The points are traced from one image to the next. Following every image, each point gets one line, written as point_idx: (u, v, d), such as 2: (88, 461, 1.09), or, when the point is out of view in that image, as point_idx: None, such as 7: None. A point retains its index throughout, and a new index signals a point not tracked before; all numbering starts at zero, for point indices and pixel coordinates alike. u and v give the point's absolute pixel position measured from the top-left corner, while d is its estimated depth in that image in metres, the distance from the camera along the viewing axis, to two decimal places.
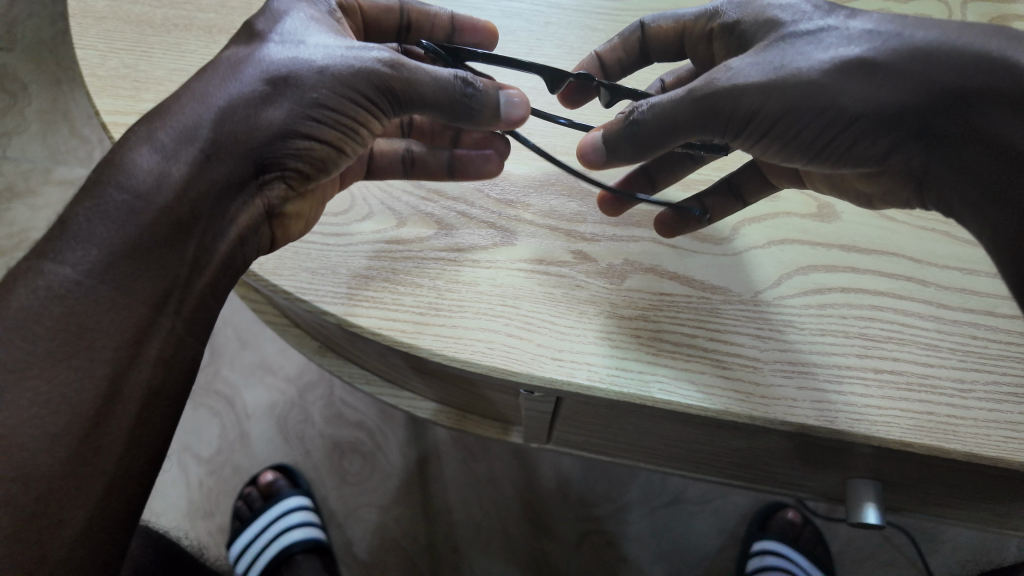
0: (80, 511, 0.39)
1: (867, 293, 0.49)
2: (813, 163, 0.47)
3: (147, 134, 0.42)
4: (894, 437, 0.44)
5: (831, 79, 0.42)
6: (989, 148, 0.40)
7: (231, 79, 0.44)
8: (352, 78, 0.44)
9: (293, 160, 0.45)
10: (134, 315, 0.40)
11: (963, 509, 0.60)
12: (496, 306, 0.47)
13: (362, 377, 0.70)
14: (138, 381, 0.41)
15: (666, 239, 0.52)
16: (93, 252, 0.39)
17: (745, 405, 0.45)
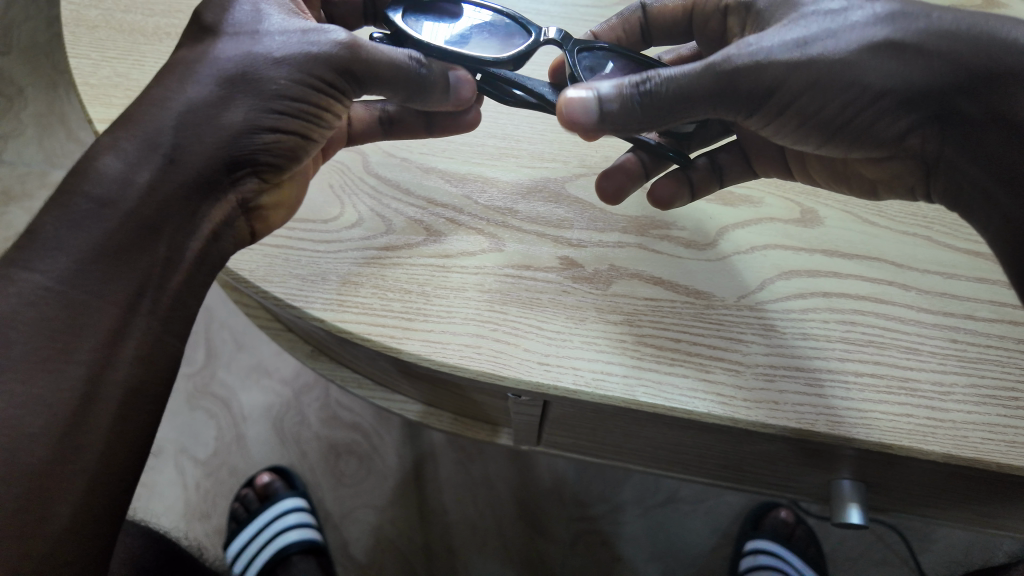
0: (65, 506, 0.40)
1: (849, 298, 0.50)
2: (828, 142, 0.50)
3: (113, 139, 0.44)
4: (876, 439, 0.45)
5: (859, 57, 0.45)
6: (1003, 128, 0.45)
7: (194, 80, 0.46)
8: (313, 67, 0.46)
9: (263, 155, 0.47)
10: (107, 317, 0.42)
11: (948, 509, 0.61)
12: (484, 312, 0.48)
13: (354, 381, 0.71)
14: (115, 382, 0.42)
15: (651, 245, 0.53)
16: (63, 260, 0.41)
17: (731, 407, 0.45)
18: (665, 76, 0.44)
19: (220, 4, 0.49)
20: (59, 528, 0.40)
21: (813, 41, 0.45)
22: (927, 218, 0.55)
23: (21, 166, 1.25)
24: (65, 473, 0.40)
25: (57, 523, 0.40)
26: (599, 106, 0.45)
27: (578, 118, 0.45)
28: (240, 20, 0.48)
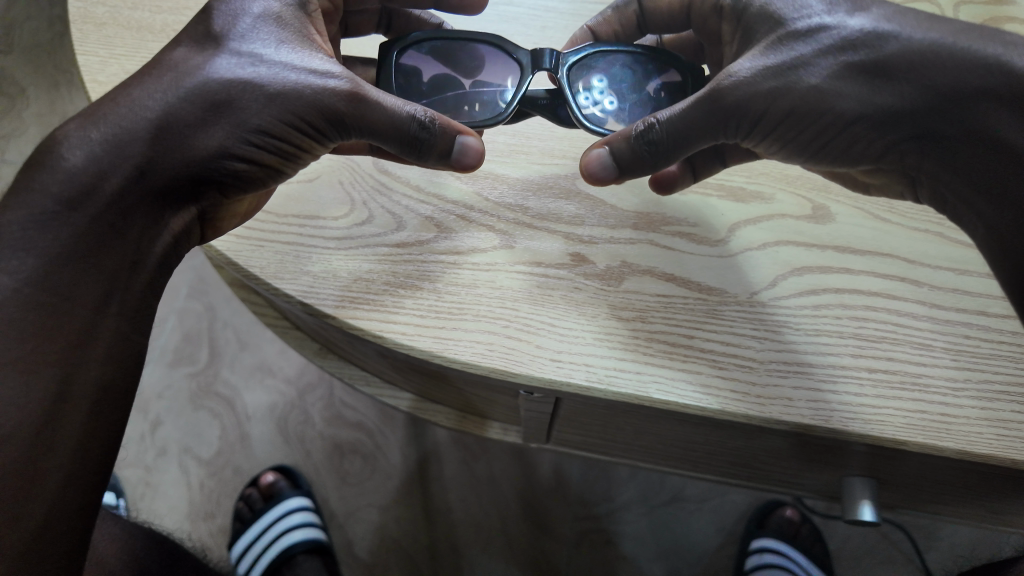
0: (41, 504, 0.41)
1: (861, 294, 0.50)
2: (810, 161, 0.49)
3: (83, 135, 0.44)
4: (888, 436, 0.45)
5: (831, 86, 0.45)
6: (986, 145, 0.45)
7: (167, 90, 0.45)
8: (296, 106, 0.46)
9: (227, 179, 0.46)
10: (76, 317, 0.43)
11: (958, 506, 0.61)
12: (495, 308, 0.48)
13: (362, 379, 0.71)
14: (86, 379, 0.43)
15: (663, 241, 0.52)
16: (30, 261, 0.42)
17: (743, 406, 0.45)
18: (663, 121, 0.46)
19: (229, 13, 0.49)
20: (34, 524, 0.41)
21: (795, 68, 0.46)
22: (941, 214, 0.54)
23: (23, 165, 1.24)
24: (41, 469, 0.41)
25: (30, 520, 0.41)
26: (611, 150, 0.47)
27: (599, 175, 0.48)
28: (244, 35, 0.48)
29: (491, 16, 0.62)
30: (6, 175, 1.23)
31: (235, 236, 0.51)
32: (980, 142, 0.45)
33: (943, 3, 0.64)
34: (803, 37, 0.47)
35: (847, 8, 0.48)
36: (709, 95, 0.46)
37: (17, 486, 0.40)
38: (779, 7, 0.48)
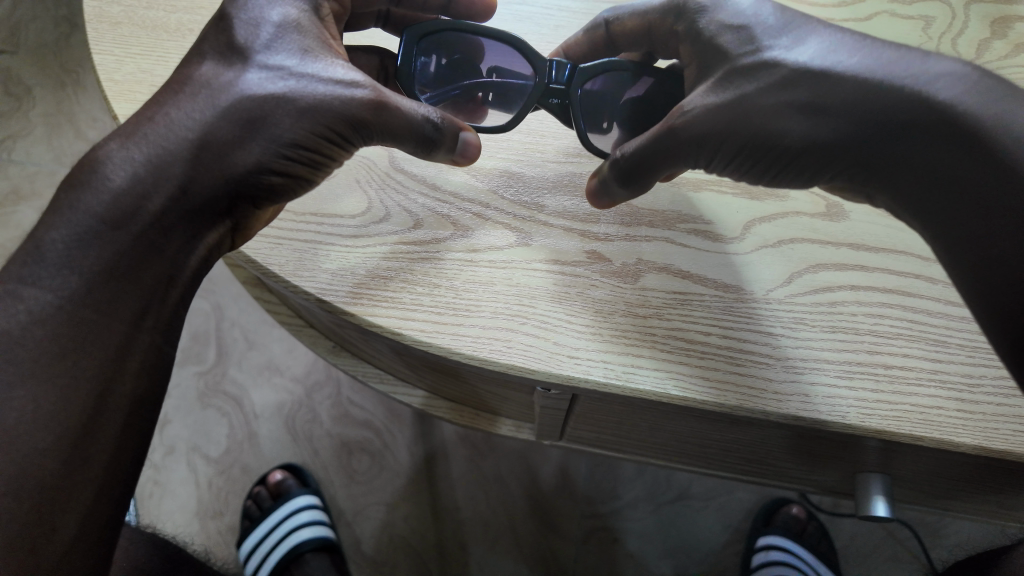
0: (72, 518, 0.42)
1: (876, 291, 0.50)
2: (771, 181, 0.51)
3: (124, 153, 0.45)
4: (905, 432, 0.45)
5: (772, 121, 0.47)
6: (922, 172, 0.45)
7: (203, 108, 0.46)
8: (327, 118, 0.46)
9: (264, 194, 0.47)
10: (114, 334, 0.44)
11: (969, 501, 0.62)
12: (513, 306, 0.48)
13: (375, 376, 0.71)
14: (124, 393, 0.44)
15: (679, 239, 0.53)
16: (74, 279, 0.43)
17: (764, 402, 0.46)
18: (630, 152, 0.49)
19: (251, 23, 0.49)
20: (66, 536, 0.42)
21: (744, 106, 0.47)
22: None
23: (29, 165, 1.24)
24: (74, 482, 0.42)
25: (64, 534, 0.42)
26: (599, 178, 0.51)
27: (597, 199, 0.52)
28: (269, 47, 0.48)
29: (504, 15, 0.63)
30: (11, 175, 1.23)
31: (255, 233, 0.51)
32: (916, 164, 0.45)
33: (954, 2, 0.64)
34: (749, 74, 0.48)
35: (789, 36, 0.49)
36: (664, 131, 0.49)
37: (51, 496, 0.41)
38: (724, 38, 0.50)
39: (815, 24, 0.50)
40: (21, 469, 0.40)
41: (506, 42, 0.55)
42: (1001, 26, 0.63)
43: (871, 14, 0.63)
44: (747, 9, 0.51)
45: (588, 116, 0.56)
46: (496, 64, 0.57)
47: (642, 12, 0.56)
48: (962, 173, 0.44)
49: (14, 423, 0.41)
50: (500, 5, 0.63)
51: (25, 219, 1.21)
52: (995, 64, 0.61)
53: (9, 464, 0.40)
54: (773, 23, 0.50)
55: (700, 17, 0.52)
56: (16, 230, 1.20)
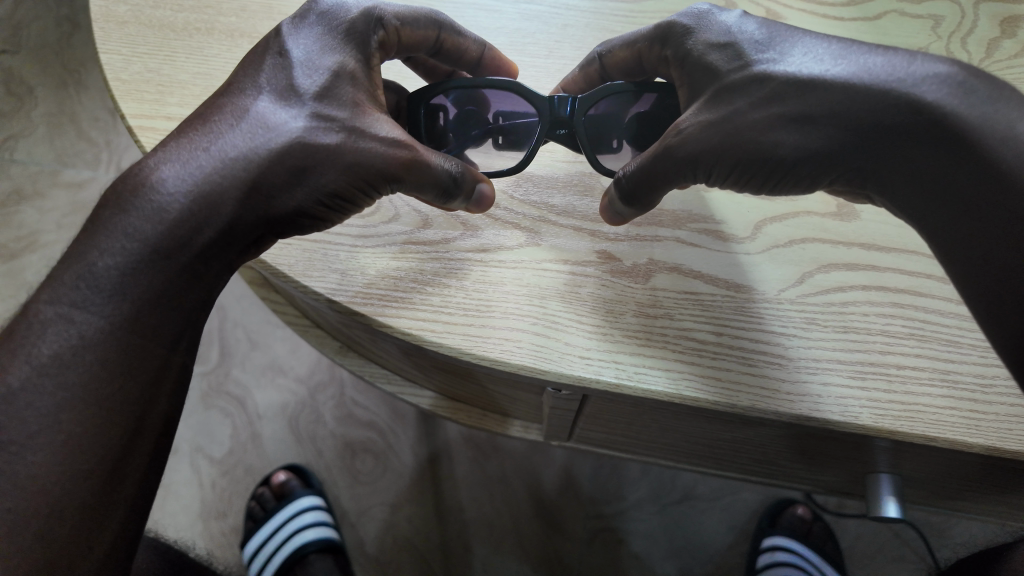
0: (107, 534, 0.44)
1: (887, 291, 0.50)
2: (768, 194, 0.50)
3: (174, 176, 0.45)
4: (918, 433, 0.44)
5: (764, 136, 0.46)
6: (917, 170, 0.45)
7: (256, 146, 0.45)
8: (364, 171, 0.46)
9: (294, 232, 0.47)
10: (152, 357, 0.44)
11: (978, 501, 0.62)
12: (523, 305, 0.48)
13: (382, 376, 0.71)
14: (158, 415, 0.46)
15: (690, 239, 0.52)
16: (123, 308, 0.43)
17: (780, 399, 0.45)
18: (630, 173, 0.49)
19: (308, 67, 0.49)
20: (100, 551, 0.44)
21: (738, 120, 0.47)
22: None
23: (32, 165, 1.24)
24: (110, 501, 0.44)
25: (98, 551, 0.44)
26: (608, 198, 0.51)
27: (610, 217, 0.51)
28: (323, 96, 0.48)
29: (511, 14, 0.63)
30: (13, 176, 1.23)
31: None
32: (912, 170, 0.45)
33: (964, 1, 0.64)
34: (739, 90, 0.47)
35: (773, 50, 0.48)
36: (661, 149, 0.48)
37: (90, 515, 0.43)
38: (711, 54, 0.49)
39: (799, 34, 0.49)
40: (64, 492, 0.42)
41: (510, 90, 0.55)
42: (1011, 25, 0.62)
43: (880, 13, 0.63)
44: (732, 25, 0.50)
45: (595, 143, 0.55)
46: (500, 109, 0.56)
47: (628, 41, 0.55)
48: (958, 177, 0.44)
49: (61, 446, 0.42)
50: (507, 5, 0.63)
51: (27, 219, 1.20)
52: (1004, 63, 0.61)
53: (54, 485, 0.42)
54: (761, 36, 0.49)
55: (689, 39, 0.50)
56: (17, 230, 1.19)
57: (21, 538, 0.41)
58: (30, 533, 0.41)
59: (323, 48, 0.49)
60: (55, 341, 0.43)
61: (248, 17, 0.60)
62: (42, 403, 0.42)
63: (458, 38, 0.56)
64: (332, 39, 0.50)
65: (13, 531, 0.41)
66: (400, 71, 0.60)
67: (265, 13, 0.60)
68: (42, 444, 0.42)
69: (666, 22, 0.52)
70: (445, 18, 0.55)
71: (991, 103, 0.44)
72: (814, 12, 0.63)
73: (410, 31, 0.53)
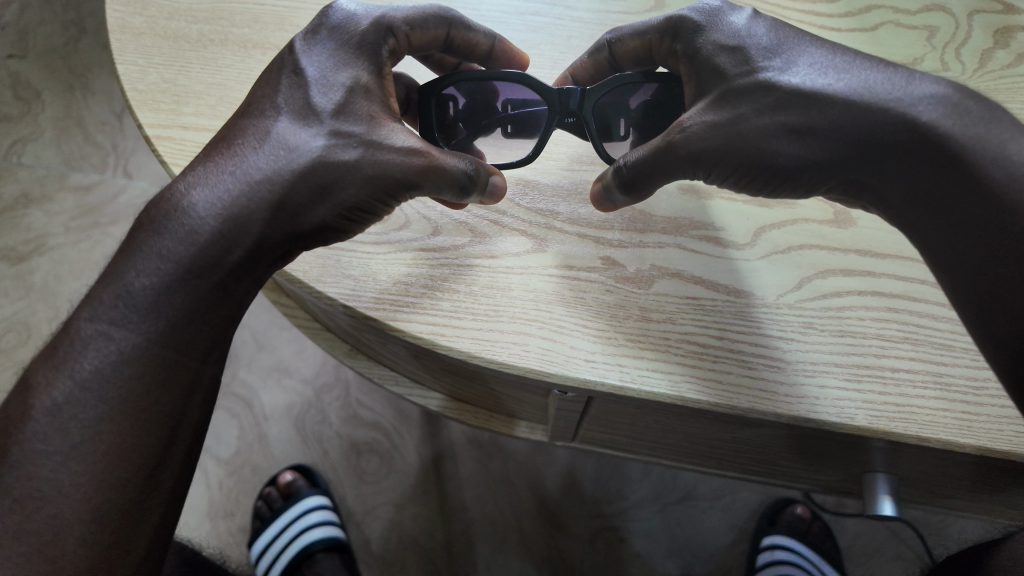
0: (143, 537, 0.46)
1: (883, 296, 0.52)
2: (768, 195, 0.52)
3: (202, 198, 0.46)
4: (912, 433, 0.46)
5: (767, 142, 0.48)
6: (910, 181, 0.47)
7: (278, 167, 0.47)
8: (386, 182, 0.48)
9: (316, 244, 0.49)
10: (187, 371, 0.46)
11: (973, 500, 0.63)
12: (531, 310, 0.50)
13: (391, 379, 0.72)
14: (188, 424, 0.47)
15: (692, 245, 0.54)
16: (160, 323, 0.45)
17: (783, 404, 0.47)
18: (631, 161, 0.50)
19: (325, 85, 0.50)
20: (137, 553, 0.46)
21: (740, 125, 0.48)
22: None
23: (39, 169, 1.25)
24: (145, 507, 0.46)
25: (135, 553, 0.45)
26: (602, 183, 0.52)
27: (600, 204, 0.53)
28: (340, 112, 0.50)
29: (517, 25, 0.64)
30: (22, 179, 1.25)
31: None
32: (907, 186, 0.47)
33: (957, 11, 0.65)
34: (744, 96, 0.49)
35: (781, 59, 0.50)
36: (663, 144, 0.49)
37: (127, 519, 0.45)
38: (721, 57, 0.51)
39: (804, 43, 0.51)
40: (104, 498, 0.44)
41: (519, 81, 0.56)
42: (1003, 35, 0.64)
43: (876, 24, 0.64)
44: (741, 28, 0.52)
45: (602, 131, 0.57)
46: (509, 98, 0.57)
47: (638, 32, 0.55)
48: (950, 195, 0.46)
49: (96, 454, 0.44)
50: (513, 16, 0.65)
51: (35, 222, 1.21)
52: (998, 72, 0.62)
53: (93, 493, 0.43)
54: (769, 42, 0.51)
55: (699, 36, 0.52)
56: (25, 233, 1.20)
57: (66, 542, 0.43)
58: (73, 538, 0.43)
59: (337, 63, 0.51)
60: (94, 357, 0.44)
61: (261, 28, 0.62)
62: (82, 415, 0.44)
63: (468, 33, 0.57)
64: (344, 54, 0.51)
65: (58, 535, 0.43)
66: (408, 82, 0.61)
67: (276, 24, 0.62)
68: (80, 455, 0.43)
69: (676, 15, 0.53)
70: (455, 15, 0.56)
71: (985, 125, 0.46)
72: (812, 23, 0.64)
73: (420, 34, 0.54)
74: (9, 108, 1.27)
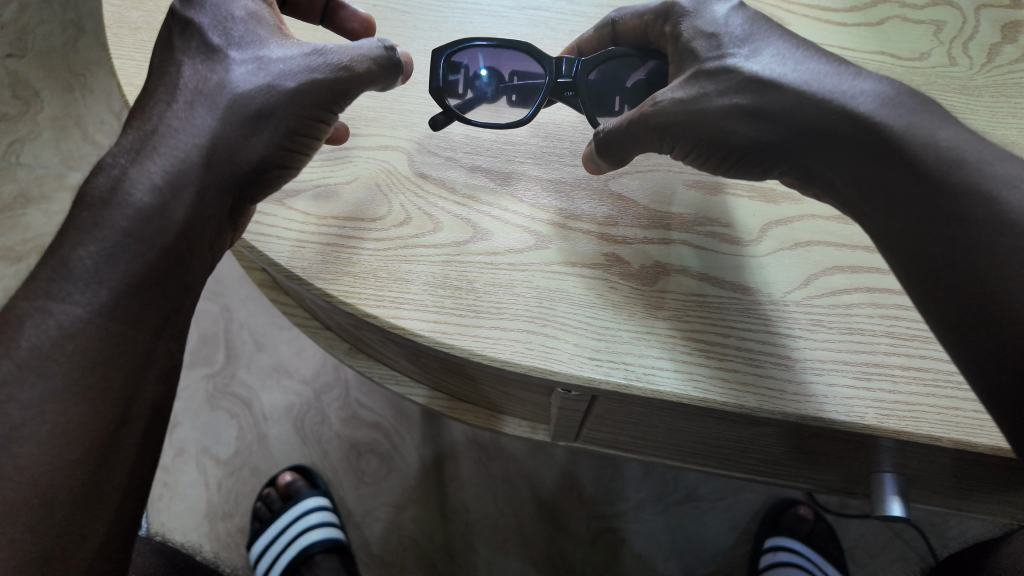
0: (102, 523, 0.43)
1: (892, 293, 0.51)
2: (727, 173, 0.52)
3: (142, 169, 0.45)
4: (922, 433, 0.45)
5: (723, 121, 0.48)
6: (865, 177, 0.45)
7: (195, 115, 0.47)
8: (316, 95, 0.48)
9: (263, 188, 0.50)
10: (137, 342, 0.44)
11: (982, 501, 0.62)
12: (533, 308, 0.49)
13: (391, 377, 0.72)
14: (145, 402, 0.45)
15: (698, 242, 0.53)
16: (102, 293, 0.43)
17: (750, 391, 0.47)
18: (610, 127, 0.51)
19: (218, 25, 0.50)
20: (96, 541, 0.43)
21: (700, 104, 0.49)
22: None
23: (38, 169, 1.25)
24: (101, 492, 0.43)
25: (93, 541, 0.42)
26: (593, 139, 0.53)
27: (587, 164, 0.54)
28: (246, 43, 0.50)
29: (519, 20, 0.64)
30: (20, 179, 1.24)
31: (267, 234, 0.51)
32: (851, 176, 0.45)
33: (964, 6, 0.65)
34: (715, 76, 0.49)
35: (746, 47, 0.50)
36: (637, 117, 0.50)
37: (82, 504, 0.42)
38: (696, 41, 0.51)
39: (774, 36, 0.50)
40: (54, 481, 0.41)
41: (519, 49, 0.59)
42: (1011, 30, 0.63)
43: (883, 18, 0.64)
44: (720, 18, 0.52)
45: (599, 105, 0.57)
46: (514, 68, 0.59)
47: (639, 12, 0.56)
48: (892, 186, 0.44)
49: (44, 437, 0.41)
50: (514, 11, 0.64)
51: (34, 222, 1.21)
52: (1006, 67, 0.61)
53: (42, 476, 0.41)
54: (743, 29, 0.51)
55: (683, 21, 0.52)
56: (23, 233, 1.20)
57: (13, 530, 0.39)
58: (21, 524, 0.40)
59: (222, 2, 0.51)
60: (33, 335, 0.42)
61: None
62: (25, 395, 0.41)
63: None
64: None
65: (3, 523, 0.39)
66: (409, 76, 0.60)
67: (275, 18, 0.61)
68: (24, 437, 0.41)
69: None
70: None
71: (922, 118, 0.44)
72: (818, 18, 0.63)
73: None
74: (9, 108, 1.27)
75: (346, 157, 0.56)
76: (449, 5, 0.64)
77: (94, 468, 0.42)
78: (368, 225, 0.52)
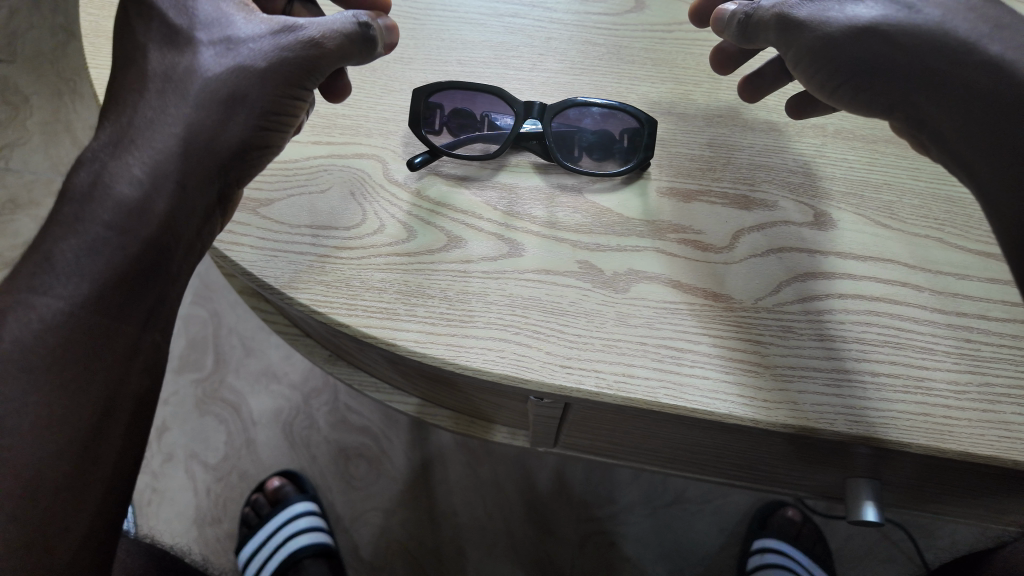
0: (83, 516, 0.43)
1: (864, 299, 0.51)
2: (832, 99, 0.53)
3: (121, 162, 0.46)
4: (894, 438, 0.46)
5: (843, 34, 0.49)
6: (982, 110, 0.46)
7: (169, 105, 0.47)
8: (289, 71, 0.49)
9: (249, 173, 0.50)
10: (124, 337, 0.44)
11: (959, 505, 0.63)
12: (505, 316, 0.49)
13: (371, 385, 0.72)
14: (128, 394, 0.45)
15: (669, 250, 0.53)
16: (85, 286, 0.43)
17: (719, 393, 0.47)
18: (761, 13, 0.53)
19: (179, 4, 0.50)
20: (78, 535, 0.43)
21: (824, 14, 0.50)
22: (938, 219, 0.55)
23: (26, 173, 1.26)
24: (83, 485, 0.43)
25: (75, 533, 0.42)
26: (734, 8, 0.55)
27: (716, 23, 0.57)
28: (212, 24, 0.50)
29: (497, 27, 0.64)
30: (10, 184, 1.26)
31: (238, 242, 0.52)
32: (955, 113, 0.47)
33: None
34: None
35: None
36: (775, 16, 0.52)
37: (62, 496, 0.42)
38: None
39: None
40: (34, 475, 0.41)
41: (489, 91, 0.58)
42: None
43: None
44: None
45: (562, 147, 0.57)
46: (487, 110, 0.58)
47: None
48: (1006, 128, 0.45)
49: (29, 431, 0.41)
50: (492, 19, 0.64)
51: (22, 228, 1.23)
52: None
53: (25, 467, 0.41)
54: None
55: None
56: (14, 239, 1.23)
57: None
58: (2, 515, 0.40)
59: None
60: (17, 328, 0.42)
61: None
62: (8, 391, 0.41)
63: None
64: None
65: None
66: (386, 84, 0.61)
67: None
68: (4, 431, 0.41)
69: None
70: None
71: None
72: None
73: None
74: None
75: (314, 166, 0.56)
76: (427, 12, 0.64)
77: (77, 462, 0.42)
78: (337, 233, 0.52)
